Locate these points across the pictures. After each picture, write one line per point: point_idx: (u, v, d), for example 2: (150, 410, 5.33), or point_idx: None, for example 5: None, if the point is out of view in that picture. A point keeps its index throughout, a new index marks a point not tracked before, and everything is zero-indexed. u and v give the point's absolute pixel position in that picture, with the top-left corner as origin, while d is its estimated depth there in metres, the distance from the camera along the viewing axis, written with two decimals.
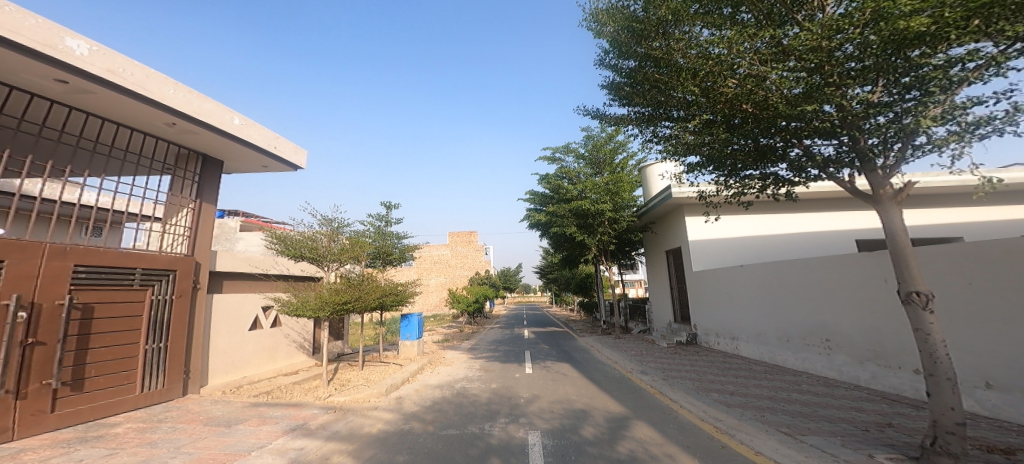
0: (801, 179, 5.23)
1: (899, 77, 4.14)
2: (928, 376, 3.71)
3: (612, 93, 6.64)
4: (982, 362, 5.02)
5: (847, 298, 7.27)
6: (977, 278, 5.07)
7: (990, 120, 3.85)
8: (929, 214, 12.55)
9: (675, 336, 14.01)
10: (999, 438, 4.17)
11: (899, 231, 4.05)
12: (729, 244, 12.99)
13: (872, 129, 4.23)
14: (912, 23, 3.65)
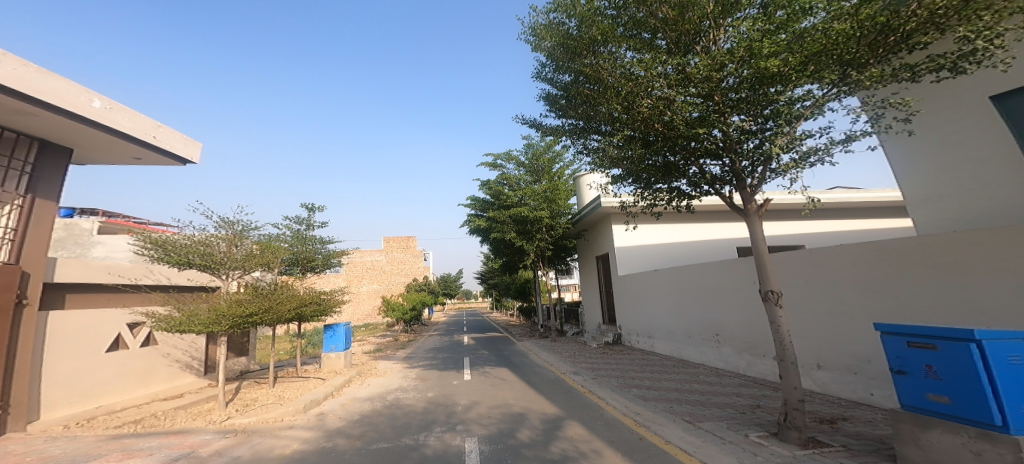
0: (696, 193, 5.86)
1: (759, 111, 4.84)
2: (779, 361, 4.34)
3: (548, 105, 6.92)
4: (816, 349, 6.03)
5: (730, 297, 8.28)
6: (810, 279, 6.15)
7: (815, 152, 4.66)
8: (798, 225, 14.79)
9: (604, 336, 14.84)
10: (831, 410, 5.03)
11: (758, 240, 4.75)
12: (646, 250, 14.14)
13: (744, 153, 4.94)
14: (771, 63, 4.37)
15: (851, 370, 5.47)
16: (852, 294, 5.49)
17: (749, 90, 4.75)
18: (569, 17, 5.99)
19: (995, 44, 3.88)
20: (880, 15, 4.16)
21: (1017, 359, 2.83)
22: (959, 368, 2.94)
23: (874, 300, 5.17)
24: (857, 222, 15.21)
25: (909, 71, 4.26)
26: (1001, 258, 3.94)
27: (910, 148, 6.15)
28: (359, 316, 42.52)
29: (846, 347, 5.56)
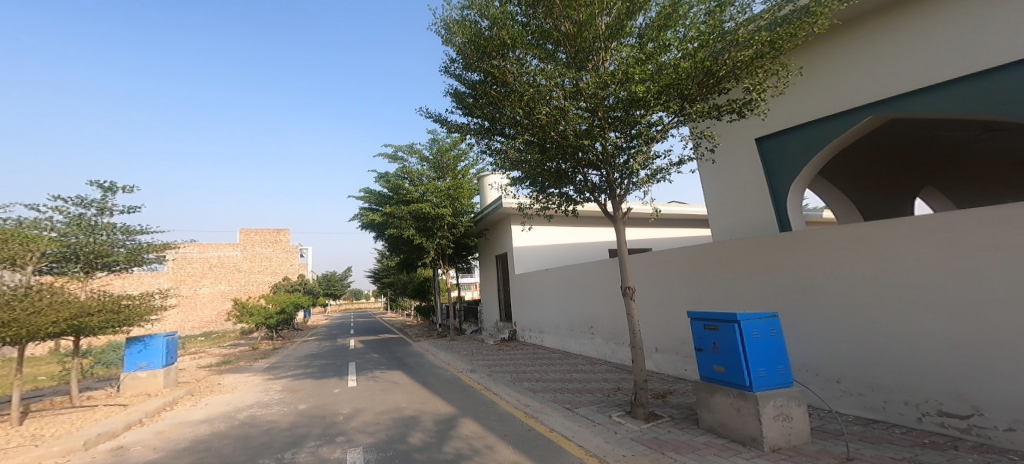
0: (581, 199, 6.37)
1: (625, 129, 5.46)
2: (633, 347, 5.01)
3: (456, 101, 6.84)
4: (657, 335, 7.15)
5: (601, 292, 9.26)
6: (652, 276, 7.29)
7: (663, 170, 5.50)
8: (660, 232, 17.07)
9: (500, 334, 15.30)
10: (666, 387, 6.04)
11: (620, 242, 5.43)
12: (529, 252, 14.92)
13: (618, 166, 5.56)
14: (638, 87, 4.94)
15: (676, 351, 6.77)
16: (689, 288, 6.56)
17: (621, 111, 5.35)
18: (483, 17, 6.04)
19: (759, 95, 5.22)
20: (706, 59, 5.05)
21: (758, 333, 3.79)
22: (730, 343, 3.82)
23: (700, 293, 6.39)
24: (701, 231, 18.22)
25: (720, 111, 5.36)
26: (762, 261, 5.46)
27: (717, 173, 7.56)
28: (194, 323, 36.21)
29: (674, 333, 6.80)
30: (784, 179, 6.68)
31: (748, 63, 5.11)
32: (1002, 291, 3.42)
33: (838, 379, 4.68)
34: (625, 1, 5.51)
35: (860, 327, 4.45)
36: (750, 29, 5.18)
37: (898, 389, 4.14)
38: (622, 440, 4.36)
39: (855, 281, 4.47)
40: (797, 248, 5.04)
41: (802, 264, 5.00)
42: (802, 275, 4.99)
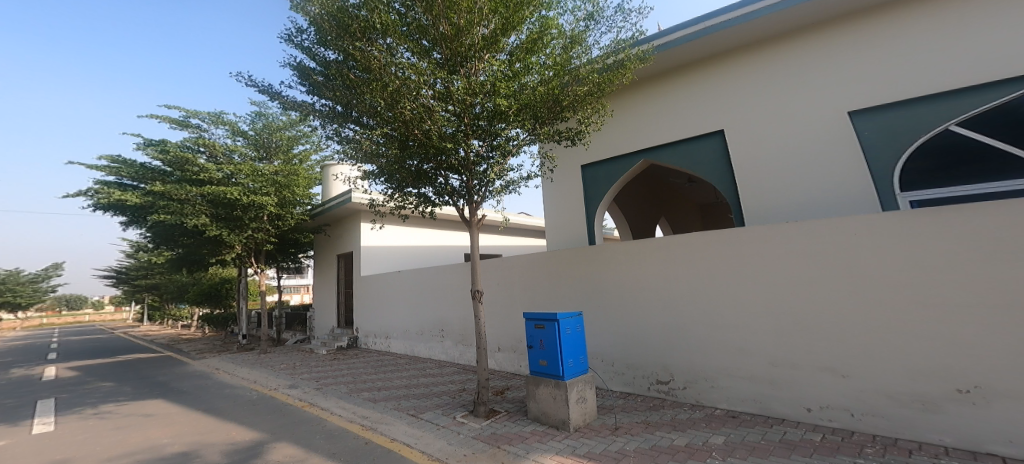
0: (439, 202, 6.36)
1: (486, 138, 5.72)
2: (477, 349, 5.24)
3: (298, 75, 6.32)
4: (498, 336, 7.64)
5: (453, 295, 9.50)
6: (498, 280, 7.68)
7: (518, 182, 5.96)
8: (510, 240, 18.18)
9: (336, 341, 13.97)
10: (506, 382, 6.54)
11: (473, 247, 5.66)
12: (376, 252, 14.15)
13: (479, 173, 5.77)
14: (504, 102, 5.22)
15: (513, 349, 7.33)
16: (527, 293, 7.15)
17: (485, 122, 5.58)
18: None
19: (586, 128, 6.17)
20: (556, 87, 5.70)
21: (570, 329, 4.46)
22: (551, 339, 4.35)
23: (532, 295, 7.05)
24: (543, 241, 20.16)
25: (559, 135, 6.06)
26: (578, 268, 6.39)
27: (555, 191, 8.50)
28: None
29: (512, 334, 7.37)
30: (595, 201, 8.00)
31: (583, 98, 5.95)
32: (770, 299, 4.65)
33: (612, 362, 5.99)
34: (503, 16, 5.60)
35: (650, 323, 5.59)
36: (589, 70, 6.10)
37: (642, 368, 5.68)
38: (464, 440, 4.51)
39: (645, 286, 5.66)
40: (605, 259, 6.08)
41: (614, 272, 5.97)
42: (611, 279, 6.00)
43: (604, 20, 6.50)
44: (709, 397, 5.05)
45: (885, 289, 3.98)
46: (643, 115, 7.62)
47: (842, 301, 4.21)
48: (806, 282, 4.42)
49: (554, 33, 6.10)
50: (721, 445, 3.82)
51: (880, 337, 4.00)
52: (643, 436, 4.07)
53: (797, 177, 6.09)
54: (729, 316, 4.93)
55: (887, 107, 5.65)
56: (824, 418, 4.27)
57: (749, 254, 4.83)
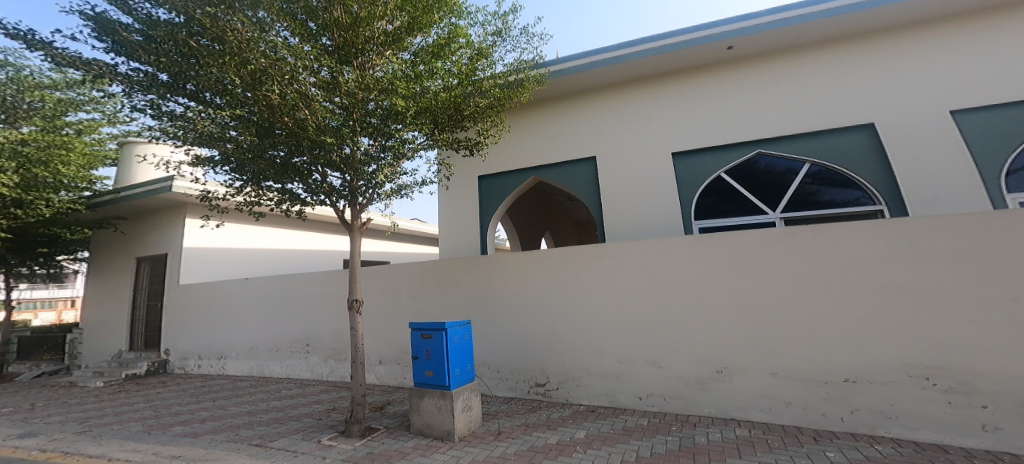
0: (311, 200, 5.77)
1: (379, 137, 5.44)
2: (352, 362, 4.91)
3: (99, 32, 4.95)
4: (378, 348, 7.20)
5: (324, 306, 8.63)
6: (384, 288, 7.24)
7: (410, 186, 5.81)
8: (395, 245, 17.23)
9: (126, 369, 10.24)
10: (385, 397, 6.21)
11: (354, 252, 5.34)
12: (218, 254, 11.59)
13: (364, 173, 5.35)
14: (401, 101, 5.04)
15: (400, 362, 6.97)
16: (415, 302, 6.89)
17: (379, 120, 5.31)
18: None
19: (484, 139, 6.35)
20: (459, 96, 5.71)
21: (458, 338, 4.48)
22: (441, 349, 4.28)
23: (419, 304, 6.84)
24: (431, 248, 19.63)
25: (457, 143, 6.06)
26: (468, 277, 6.44)
27: (449, 200, 8.44)
28: None
29: (396, 344, 7.02)
30: (488, 211, 8.23)
31: (483, 110, 6.09)
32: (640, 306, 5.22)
33: (497, 369, 6.08)
34: (410, 15, 5.51)
35: (534, 330, 5.85)
36: (491, 83, 6.22)
37: (523, 372, 5.90)
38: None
39: (530, 294, 5.92)
40: (494, 268, 6.22)
41: (502, 281, 6.14)
42: (499, 289, 6.15)
43: (510, 38, 6.59)
44: (577, 395, 5.49)
45: (716, 297, 4.85)
46: (538, 134, 8.06)
47: (696, 308, 4.94)
48: (661, 291, 5.12)
49: (461, 43, 6.01)
50: (584, 438, 4.18)
51: (713, 336, 4.84)
52: (520, 438, 4.23)
53: (654, 201, 7.02)
54: (601, 322, 5.43)
55: (707, 151, 7.01)
56: (647, 405, 5.08)
57: (617, 266, 5.40)
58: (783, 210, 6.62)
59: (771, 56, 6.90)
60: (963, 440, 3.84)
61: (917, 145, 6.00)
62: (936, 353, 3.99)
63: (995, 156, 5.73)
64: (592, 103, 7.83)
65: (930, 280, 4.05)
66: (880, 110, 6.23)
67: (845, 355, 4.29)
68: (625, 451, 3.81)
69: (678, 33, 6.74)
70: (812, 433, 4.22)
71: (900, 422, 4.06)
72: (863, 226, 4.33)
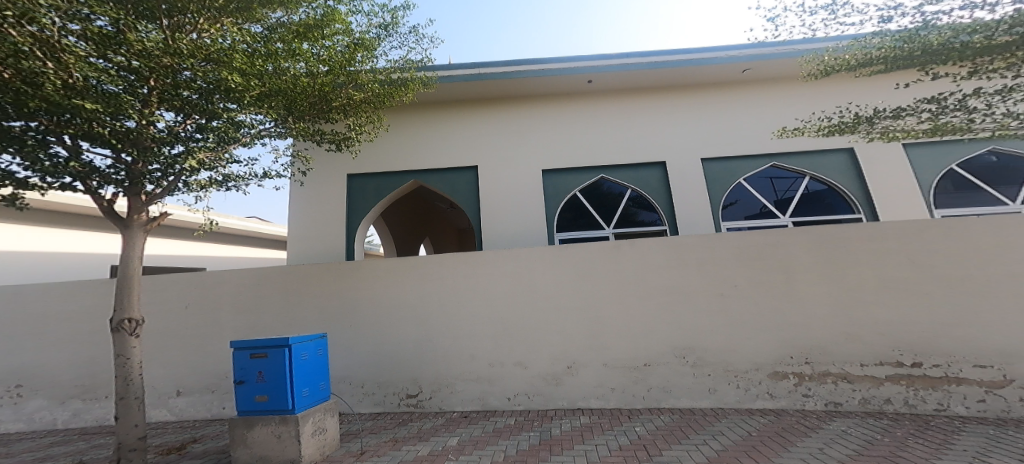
0: (43, 183, 4.09)
1: (194, 114, 4.36)
2: (119, 399, 4.04)
3: None
4: (177, 374, 5.83)
5: (49, 326, 5.85)
6: (190, 301, 5.92)
7: (235, 179, 5.01)
8: (223, 248, 14.35)
9: None
10: (180, 436, 5.03)
11: (133, 259, 4.38)
12: None
13: (159, 156, 4.15)
14: (231, 75, 4.13)
15: (210, 388, 5.77)
16: (237, 316, 5.84)
17: (196, 94, 4.29)
18: None
19: (355, 134, 6.02)
20: (326, 85, 5.17)
21: (307, 354, 3.94)
22: (275, 369, 3.70)
23: (241, 319, 5.83)
24: (272, 252, 16.99)
25: (321, 137, 5.63)
26: (326, 284, 5.79)
27: (302, 198, 7.76)
28: None
29: (205, 368, 5.80)
30: (358, 215, 7.86)
31: (357, 104, 5.72)
32: (490, 312, 5.48)
33: (361, 384, 5.58)
34: None
35: (402, 340, 5.58)
36: (369, 77, 5.70)
37: (393, 384, 5.55)
38: None
39: (400, 302, 5.64)
40: (357, 275, 5.76)
41: (369, 290, 5.72)
42: (365, 298, 5.70)
43: (397, 34, 5.97)
44: (450, 402, 5.42)
45: (575, 300, 5.36)
46: (415, 139, 8.09)
47: (541, 311, 5.39)
48: (529, 296, 5.44)
49: (337, 28, 5.09)
50: (455, 445, 4.12)
51: (573, 336, 5.33)
52: (388, 454, 3.94)
53: (523, 213, 7.56)
54: (472, 328, 5.49)
55: (557, 171, 7.85)
56: (514, 405, 5.32)
57: (489, 273, 5.55)
58: (615, 227, 7.72)
59: (617, 96, 8.18)
60: (744, 405, 4.97)
61: (726, 179, 7.64)
62: (730, 339, 5.05)
63: (712, 190, 7.57)
64: (468, 115, 8.22)
65: (726, 282, 5.13)
66: (692, 148, 7.75)
67: (671, 346, 5.15)
68: (495, 452, 3.87)
69: (550, 61, 7.67)
70: (626, 412, 4.99)
71: (707, 396, 5.04)
72: (684, 239, 5.25)
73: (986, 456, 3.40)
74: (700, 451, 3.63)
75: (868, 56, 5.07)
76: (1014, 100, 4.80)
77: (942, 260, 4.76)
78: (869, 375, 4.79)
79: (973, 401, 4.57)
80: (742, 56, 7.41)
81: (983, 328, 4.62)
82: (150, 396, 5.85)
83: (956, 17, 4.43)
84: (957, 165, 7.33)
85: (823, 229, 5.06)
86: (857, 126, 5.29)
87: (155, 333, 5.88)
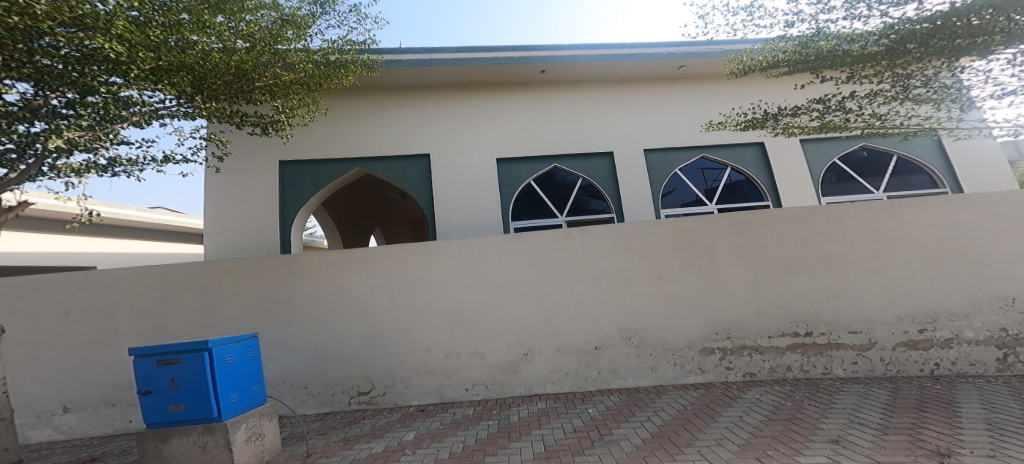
0: None
1: (59, 86, 3.72)
2: None
3: None
4: (63, 388, 5.06)
5: None
6: (74, 306, 5.12)
7: (123, 163, 4.39)
8: (115, 244, 12.58)
9: None
10: (69, 458, 4.38)
11: None
12: None
13: (9, 134, 3.48)
14: (111, 45, 3.55)
15: (108, 402, 5.08)
16: (143, 319, 5.18)
17: (62, 63, 3.67)
18: None
19: (286, 118, 5.53)
20: (248, 64, 4.66)
21: (232, 358, 3.59)
22: (191, 376, 3.33)
23: (147, 322, 5.18)
24: (181, 247, 15.24)
25: (244, 119, 5.09)
26: (259, 281, 5.31)
27: (222, 186, 7.06)
28: None
29: (100, 380, 5.09)
30: (293, 205, 7.31)
31: (286, 85, 5.27)
32: (438, 304, 5.39)
33: (305, 384, 5.26)
34: None
35: (349, 336, 5.32)
36: (301, 57, 5.26)
37: (342, 383, 5.29)
38: None
39: (344, 296, 5.35)
40: (290, 270, 5.34)
41: (309, 284, 5.35)
42: (304, 293, 5.33)
43: (335, 12, 5.55)
44: (405, 397, 5.30)
45: (527, 288, 5.45)
46: (356, 125, 7.64)
47: (491, 301, 5.42)
48: (482, 286, 5.43)
49: (259, 2, 4.61)
50: (412, 439, 4.03)
51: (526, 323, 5.42)
52: (339, 455, 3.77)
53: (472, 204, 7.52)
54: (424, 320, 5.38)
55: (504, 161, 7.87)
56: (472, 395, 5.33)
57: (441, 263, 5.44)
58: (568, 215, 7.97)
59: (562, 87, 8.34)
60: (680, 380, 5.42)
61: (658, 169, 8.14)
62: (668, 320, 5.46)
63: (653, 180, 8.06)
64: (413, 101, 7.91)
65: (664, 266, 5.50)
66: (632, 141, 8.15)
67: (617, 328, 5.45)
68: (453, 443, 3.85)
69: (503, 49, 7.64)
70: (580, 395, 5.22)
71: (649, 374, 5.42)
72: (628, 227, 5.54)
73: (859, 412, 4.04)
74: (644, 427, 3.90)
75: (775, 59, 5.64)
76: (879, 102, 5.62)
77: (838, 242, 5.50)
78: (775, 346, 5.45)
79: (848, 363, 5.40)
80: (680, 53, 7.87)
81: (869, 301, 5.43)
82: (29, 415, 5.02)
83: (841, 27, 5.07)
84: (839, 158, 8.45)
85: (745, 215, 5.60)
86: (766, 121, 5.88)
87: (42, 344, 5.05)
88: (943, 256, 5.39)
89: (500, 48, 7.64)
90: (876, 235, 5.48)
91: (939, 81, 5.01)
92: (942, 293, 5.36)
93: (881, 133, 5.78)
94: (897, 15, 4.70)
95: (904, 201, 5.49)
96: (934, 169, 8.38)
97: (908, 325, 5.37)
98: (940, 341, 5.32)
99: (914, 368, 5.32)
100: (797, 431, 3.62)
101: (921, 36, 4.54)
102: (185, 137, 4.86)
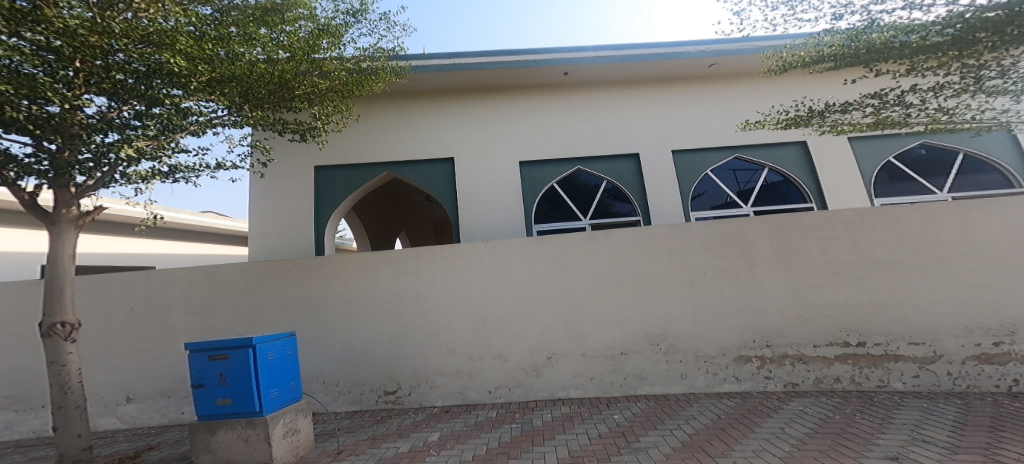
0: None
1: (130, 99, 4.02)
2: (56, 409, 3.79)
3: None
4: (126, 380, 5.48)
5: None
6: (136, 303, 5.55)
7: (181, 170, 4.71)
8: (172, 246, 13.49)
9: None
10: (130, 445, 4.74)
11: (65, 258, 4.04)
12: None
13: (90, 146, 3.79)
14: (175, 59, 3.82)
15: (164, 394, 5.47)
16: (194, 317, 5.53)
17: (132, 78, 3.97)
18: None
19: (322, 124, 5.79)
20: (288, 73, 4.94)
21: (273, 355, 3.78)
22: (237, 371, 3.53)
23: (198, 319, 5.53)
24: (229, 249, 16.17)
25: (285, 126, 5.37)
26: (296, 281, 5.56)
27: (263, 191, 7.46)
28: None
29: (156, 373, 5.47)
30: (328, 208, 7.62)
31: (322, 93, 5.51)
32: (464, 306, 5.45)
33: (338, 382, 5.45)
34: None
35: (379, 336, 5.47)
36: (335, 65, 5.46)
37: (372, 382, 5.44)
38: None
39: (374, 297, 5.51)
40: (324, 271, 5.56)
41: (342, 285, 5.54)
42: (337, 293, 5.53)
43: (367, 21, 5.75)
44: (431, 398, 5.39)
45: (553, 290, 5.41)
46: (388, 131, 7.87)
47: (517, 304, 5.42)
48: (508, 288, 5.45)
49: (299, 13, 4.86)
50: (438, 440, 4.08)
51: (552, 327, 5.39)
52: (369, 452, 3.88)
53: (499, 207, 7.56)
54: (450, 322, 5.45)
55: (532, 164, 7.88)
56: (495, 397, 5.35)
57: (466, 265, 5.51)
58: (593, 218, 7.86)
59: (590, 88, 8.25)
60: (712, 389, 5.22)
61: (690, 170, 7.89)
62: (700, 326, 5.28)
63: (684, 181, 7.83)
64: (443, 106, 8.06)
65: (696, 270, 5.32)
66: (663, 141, 7.95)
67: (646, 334, 5.31)
68: (477, 445, 3.87)
69: (531, 52, 7.64)
70: (606, 401, 5.12)
71: (679, 382, 5.25)
72: (657, 229, 5.40)
73: (921, 428, 3.74)
74: (675, 435, 3.78)
75: (821, 53, 5.34)
76: (945, 96, 5.16)
77: (888, 246, 5.14)
78: (821, 356, 5.14)
79: (908, 376, 5.00)
80: (712, 50, 7.60)
81: (926, 310, 5.03)
82: (96, 404, 5.47)
83: (898, 17, 4.73)
84: (893, 156, 7.88)
85: (783, 218, 5.32)
86: (811, 119, 5.54)
87: (107, 338, 5.50)
88: (1011, 261, 4.92)
89: (528, 52, 7.65)
90: (931, 239, 5.08)
91: (1018, 71, 4.52)
92: (1012, 302, 4.90)
93: (944, 129, 5.31)
94: (966, 2, 4.32)
95: (964, 201, 5.04)
96: (1003, 166, 7.67)
97: (980, 337, 4.92)
98: (1017, 355, 4.84)
99: (987, 383, 4.86)
100: (848, 446, 3.40)
101: (994, 24, 4.15)
102: (234, 145, 5.14)
